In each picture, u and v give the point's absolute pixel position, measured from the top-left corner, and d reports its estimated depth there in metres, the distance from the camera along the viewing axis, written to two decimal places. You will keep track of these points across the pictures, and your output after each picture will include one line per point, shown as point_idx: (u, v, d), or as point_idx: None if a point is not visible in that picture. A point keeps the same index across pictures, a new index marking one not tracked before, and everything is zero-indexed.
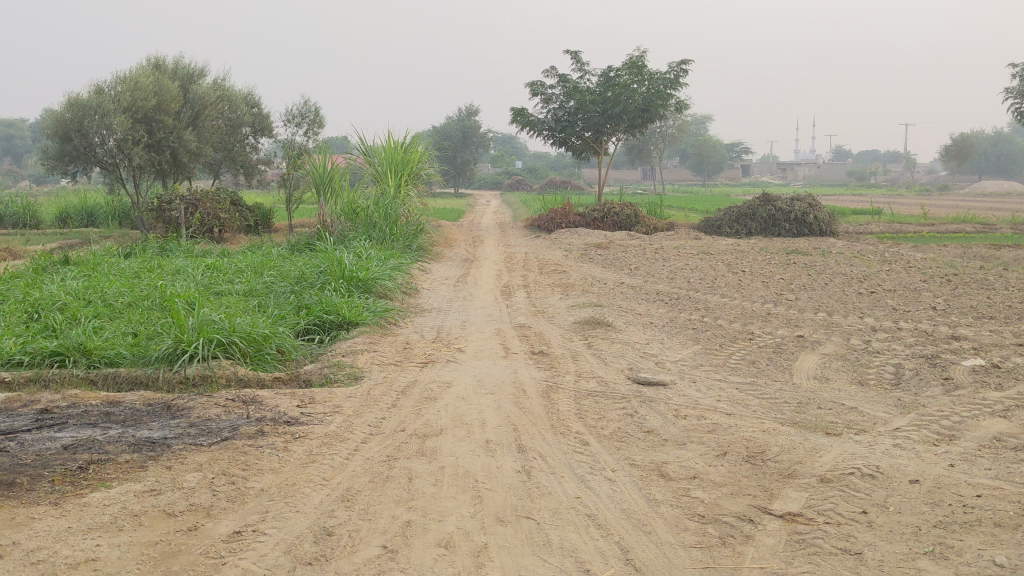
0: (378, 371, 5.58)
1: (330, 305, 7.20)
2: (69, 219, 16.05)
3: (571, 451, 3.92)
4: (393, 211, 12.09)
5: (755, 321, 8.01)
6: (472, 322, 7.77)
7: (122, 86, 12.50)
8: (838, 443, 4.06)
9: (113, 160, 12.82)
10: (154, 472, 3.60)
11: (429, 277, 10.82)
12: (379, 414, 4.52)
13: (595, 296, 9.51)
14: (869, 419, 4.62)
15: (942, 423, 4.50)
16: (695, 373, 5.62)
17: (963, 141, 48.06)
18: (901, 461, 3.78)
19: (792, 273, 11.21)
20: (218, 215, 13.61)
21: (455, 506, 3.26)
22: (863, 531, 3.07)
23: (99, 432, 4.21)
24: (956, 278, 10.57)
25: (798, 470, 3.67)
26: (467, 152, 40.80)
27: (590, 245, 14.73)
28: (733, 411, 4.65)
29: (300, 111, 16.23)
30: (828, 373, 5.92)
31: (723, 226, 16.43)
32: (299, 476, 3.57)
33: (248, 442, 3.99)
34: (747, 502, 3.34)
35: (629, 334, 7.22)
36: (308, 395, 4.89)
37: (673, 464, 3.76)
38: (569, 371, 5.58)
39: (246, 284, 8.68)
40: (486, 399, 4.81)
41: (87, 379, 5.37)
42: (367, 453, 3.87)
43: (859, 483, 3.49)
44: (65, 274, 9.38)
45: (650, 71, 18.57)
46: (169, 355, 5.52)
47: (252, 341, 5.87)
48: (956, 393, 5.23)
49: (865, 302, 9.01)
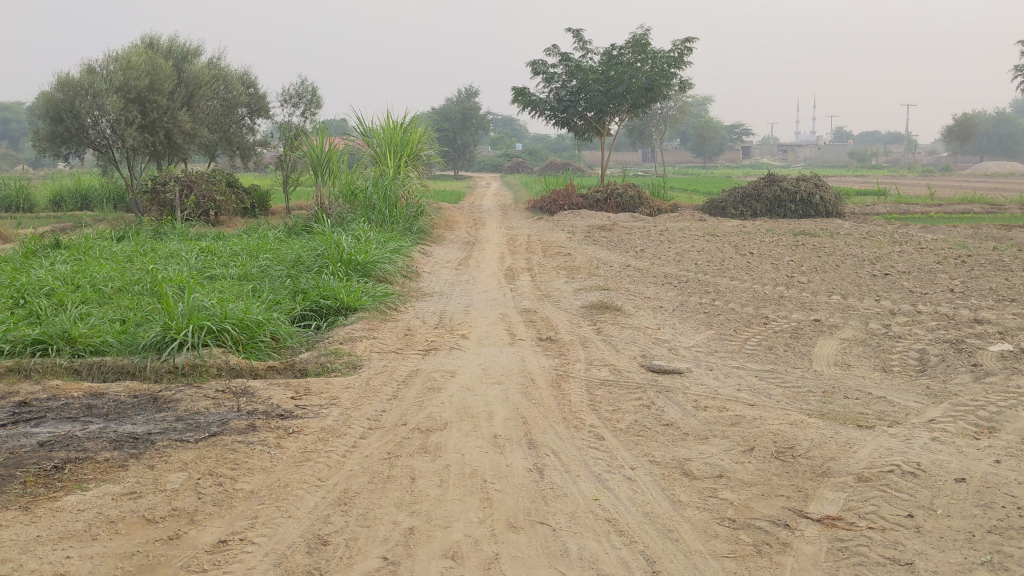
0: (378, 360, 5.29)
1: (327, 290, 6.91)
2: (64, 202, 15.76)
3: (585, 447, 3.65)
4: (392, 191, 11.78)
5: (768, 305, 7.71)
6: (476, 306, 7.49)
7: (114, 65, 12.15)
8: (871, 437, 3.77)
9: (105, 141, 12.52)
10: (135, 472, 3.32)
11: (430, 260, 10.52)
12: (379, 407, 4.23)
13: (602, 279, 9.22)
14: (900, 410, 4.33)
15: (979, 414, 4.20)
16: (711, 361, 5.34)
17: (965, 120, 47.39)
18: (942, 457, 3.49)
19: (803, 255, 10.89)
20: (214, 197, 13.32)
21: (461, 510, 2.98)
22: (911, 538, 2.79)
23: (79, 427, 3.93)
24: (970, 259, 10.27)
25: (832, 468, 3.38)
26: (467, 134, 40.25)
27: (593, 227, 14.41)
28: (756, 402, 4.37)
29: (297, 91, 15.90)
30: (849, 359, 5.63)
31: (728, 208, 16.11)
32: (291, 477, 3.28)
33: (237, 438, 3.70)
34: (781, 504, 3.07)
35: (639, 319, 6.95)
36: (303, 385, 4.60)
37: (697, 461, 3.48)
38: (579, 359, 5.29)
39: (240, 268, 8.40)
40: (493, 389, 4.52)
41: (70, 368, 5.11)
42: (367, 450, 3.59)
43: (900, 483, 3.21)
44: (55, 258, 9.10)
45: (654, 49, 18.14)
46: (157, 342, 5.24)
47: (245, 329, 5.57)
48: (987, 380, 4.94)
49: (881, 284, 8.70)
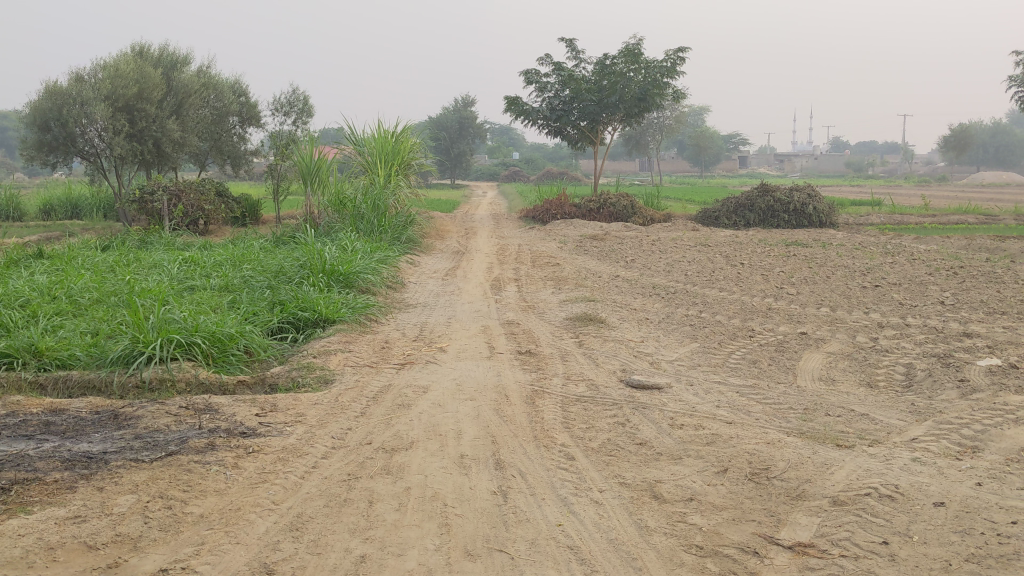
0: (351, 374, 5.16)
1: (305, 301, 6.78)
2: (54, 211, 15.63)
3: (554, 467, 3.53)
4: (382, 201, 11.66)
5: (755, 317, 7.59)
6: (458, 318, 7.37)
7: (102, 74, 12.05)
8: (850, 457, 3.65)
9: (94, 150, 12.39)
10: (83, 495, 3.19)
11: (417, 270, 10.38)
12: (344, 425, 4.10)
13: (589, 290, 9.10)
14: (882, 429, 4.20)
15: (962, 433, 4.08)
16: (692, 376, 5.22)
17: (961, 131, 47.38)
18: (922, 479, 3.36)
19: (794, 266, 10.77)
20: (202, 206, 13.20)
21: (417, 536, 2.86)
22: (885, 567, 2.68)
23: (32, 445, 3.80)
24: (962, 271, 10.16)
25: (807, 490, 3.26)
26: (463, 143, 40.14)
27: (585, 237, 14.31)
28: (734, 420, 4.24)
29: (288, 99, 15.81)
30: (834, 374, 5.51)
31: (721, 218, 15.99)
32: (245, 500, 3.16)
33: (194, 458, 3.58)
34: (751, 530, 2.95)
35: (623, 331, 6.83)
36: (269, 401, 4.47)
37: (668, 483, 3.36)
38: (557, 373, 5.18)
39: (222, 279, 8.26)
40: (465, 406, 4.41)
41: (35, 383, 4.99)
42: (326, 470, 3.47)
43: (877, 508, 3.09)
44: (36, 268, 8.97)
45: (646, 58, 18.06)
46: (125, 356, 5.11)
47: (216, 342, 5.44)
48: (974, 397, 4.81)
49: (871, 296, 8.58)
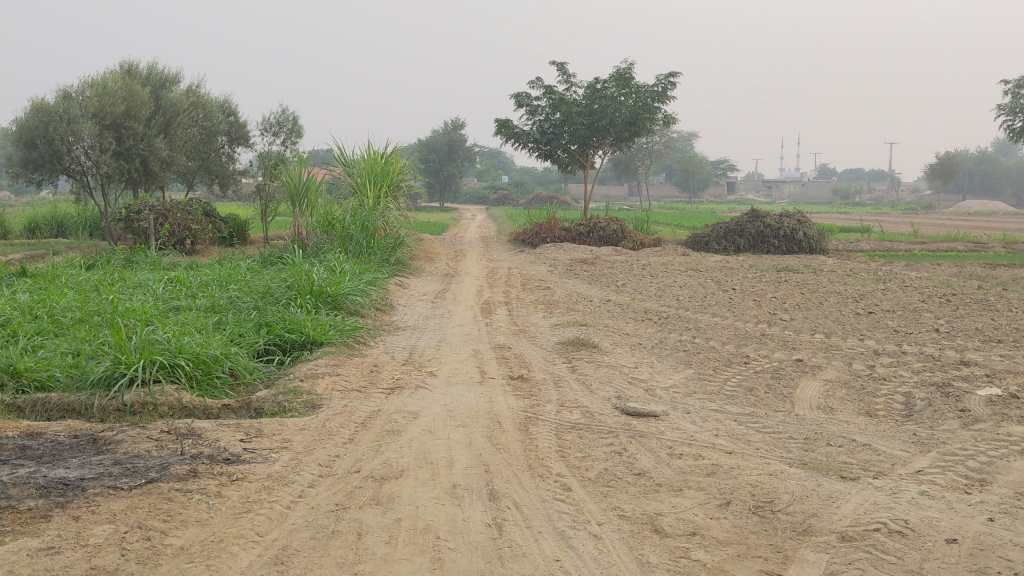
0: (339, 399, 5.02)
1: (293, 323, 6.65)
2: (39, 230, 15.44)
3: (550, 498, 3.40)
4: (371, 222, 11.53)
5: (749, 343, 7.49)
6: (447, 341, 7.23)
7: (90, 91, 11.92)
8: (855, 490, 3.53)
9: (80, 168, 12.22)
10: (58, 524, 3.04)
11: (406, 292, 10.26)
12: (332, 452, 3.96)
13: (581, 314, 8.99)
14: (886, 460, 4.08)
15: (968, 464, 3.97)
16: (688, 404, 5.10)
17: (949, 158, 47.55)
18: (932, 514, 3.24)
19: (786, 292, 10.69)
20: (189, 225, 13.03)
21: (408, 571, 2.72)
22: None
23: (6, 471, 3.65)
24: (955, 298, 10.09)
25: (813, 525, 3.14)
26: (452, 165, 40.13)
27: (575, 261, 14.21)
28: (734, 450, 4.12)
29: (278, 120, 15.72)
30: (833, 403, 5.39)
31: (711, 243, 15.91)
32: (228, 531, 3.02)
33: (175, 485, 3.43)
34: (757, 567, 2.83)
35: (616, 357, 6.71)
36: (253, 427, 4.32)
37: (669, 516, 3.23)
38: (551, 400, 5.05)
39: (207, 299, 8.12)
40: (457, 433, 4.27)
41: (13, 406, 4.84)
42: (313, 500, 3.33)
43: (888, 544, 2.97)
44: (18, 287, 8.80)
45: (638, 83, 18.02)
46: (106, 378, 4.95)
47: (201, 364, 5.29)
48: (976, 427, 4.70)
49: (864, 323, 8.49)
